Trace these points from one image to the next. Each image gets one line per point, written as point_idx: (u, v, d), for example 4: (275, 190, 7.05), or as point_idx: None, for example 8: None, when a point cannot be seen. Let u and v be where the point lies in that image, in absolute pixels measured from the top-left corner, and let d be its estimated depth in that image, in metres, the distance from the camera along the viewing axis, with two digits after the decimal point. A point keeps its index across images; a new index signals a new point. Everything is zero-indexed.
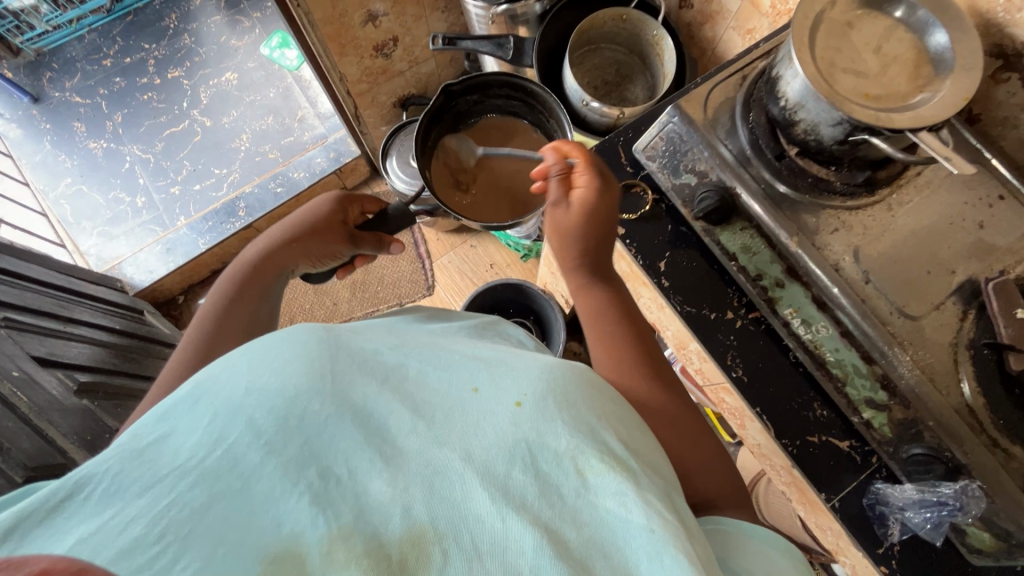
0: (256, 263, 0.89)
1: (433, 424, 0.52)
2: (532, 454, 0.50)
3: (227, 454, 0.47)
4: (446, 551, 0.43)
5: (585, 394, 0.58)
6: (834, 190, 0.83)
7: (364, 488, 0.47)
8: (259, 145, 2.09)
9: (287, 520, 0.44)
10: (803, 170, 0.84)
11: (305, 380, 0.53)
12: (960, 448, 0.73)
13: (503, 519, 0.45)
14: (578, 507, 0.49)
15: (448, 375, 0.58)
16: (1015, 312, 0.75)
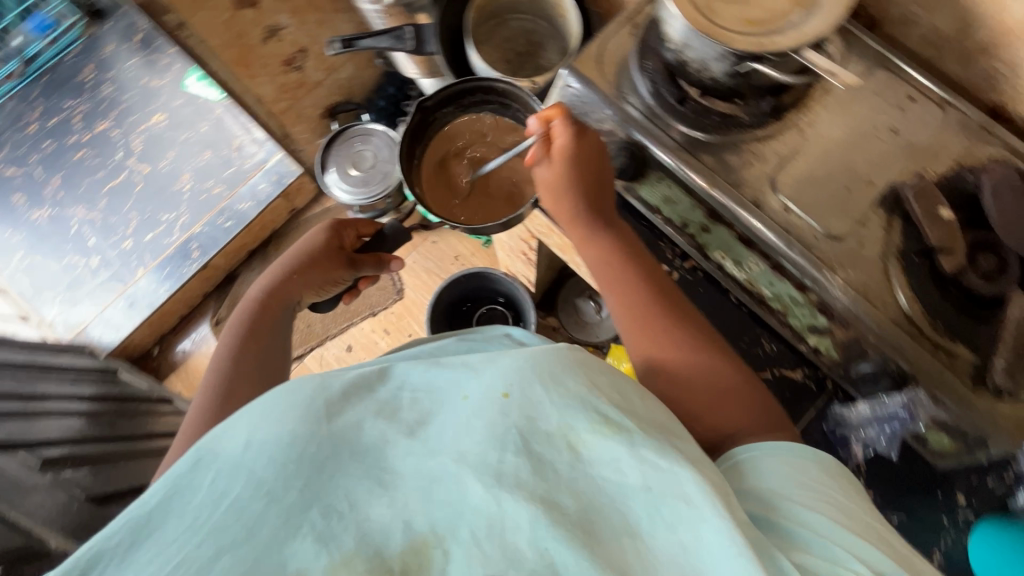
0: (264, 298, 0.94)
1: (428, 442, 0.51)
2: (526, 441, 0.49)
3: (233, 508, 0.47)
4: (447, 550, 0.45)
5: (575, 371, 0.54)
6: (742, 124, 0.81)
7: (366, 514, 0.47)
8: (202, 183, 2.06)
9: (294, 557, 0.44)
10: (707, 110, 0.82)
11: (304, 423, 0.52)
12: (904, 358, 0.73)
13: (501, 508, 0.46)
14: (576, 482, 0.48)
15: (444, 382, 0.56)
16: (937, 213, 0.73)
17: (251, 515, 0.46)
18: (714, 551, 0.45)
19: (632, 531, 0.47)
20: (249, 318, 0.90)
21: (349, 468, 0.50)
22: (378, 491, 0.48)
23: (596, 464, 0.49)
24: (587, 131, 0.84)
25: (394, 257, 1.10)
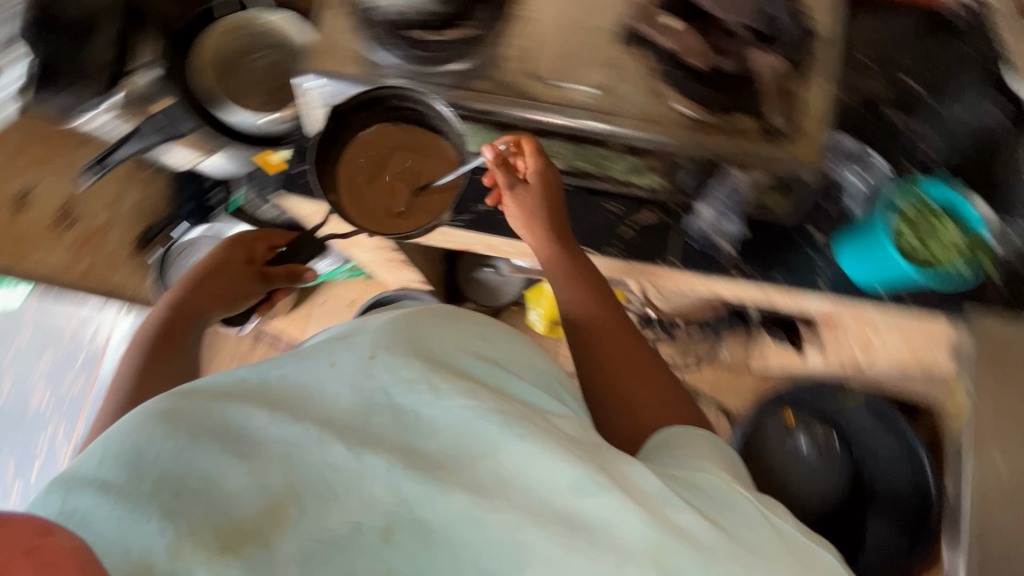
0: (164, 317, 0.88)
1: (295, 409, 0.49)
2: (389, 396, 0.49)
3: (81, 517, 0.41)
4: (302, 508, 0.43)
5: (437, 326, 0.58)
6: (487, 39, 0.85)
7: (223, 485, 0.44)
8: (64, 390, 1.55)
9: (138, 546, 0.40)
10: (453, 41, 0.86)
11: (186, 419, 0.47)
12: (705, 150, 0.81)
13: (358, 459, 0.45)
14: (432, 420, 0.48)
15: (299, 364, 0.53)
16: (660, 23, 0.82)
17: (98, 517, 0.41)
18: (545, 464, 0.46)
19: (482, 454, 0.47)
20: (140, 348, 0.85)
21: (209, 446, 0.45)
22: (232, 460, 0.45)
23: (438, 401, 0.49)
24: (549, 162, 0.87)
25: (310, 268, 0.97)
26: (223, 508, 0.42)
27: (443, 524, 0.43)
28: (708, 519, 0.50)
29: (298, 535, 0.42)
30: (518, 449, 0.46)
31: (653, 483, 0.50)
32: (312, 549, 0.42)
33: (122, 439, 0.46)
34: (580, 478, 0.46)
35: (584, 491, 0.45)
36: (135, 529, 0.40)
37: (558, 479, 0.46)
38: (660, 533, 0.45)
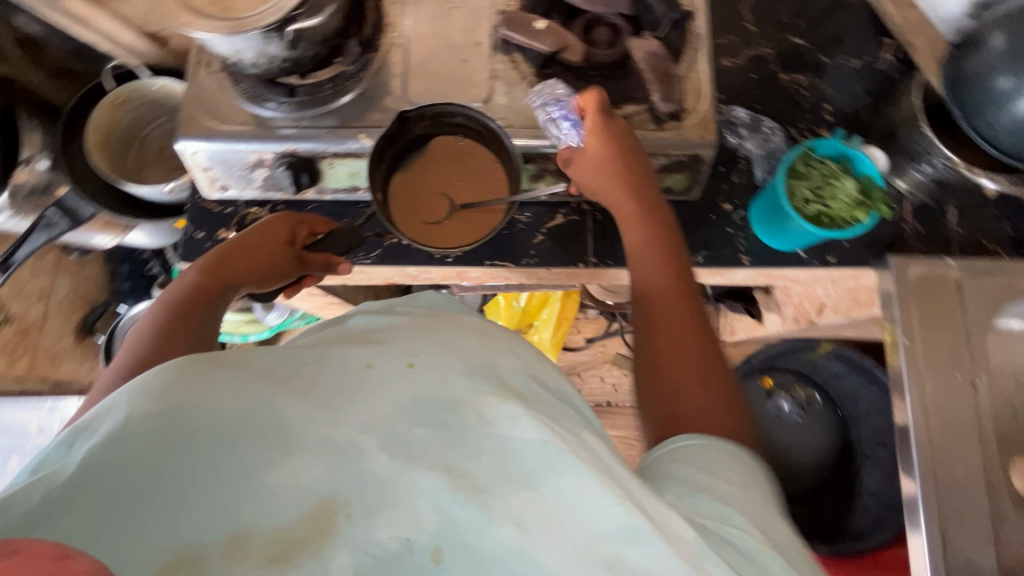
0: (301, 221, 0.67)
1: (324, 411, 0.39)
2: (433, 405, 0.39)
3: (112, 484, 0.34)
4: (351, 518, 0.35)
5: (473, 332, 0.46)
6: (751, 78, 0.74)
7: (268, 481, 0.36)
8: None
9: (224, 493, 0.35)
10: (724, 70, 0.74)
11: (188, 389, 0.38)
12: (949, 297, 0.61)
13: (404, 473, 0.36)
14: (478, 442, 0.38)
15: (330, 356, 0.43)
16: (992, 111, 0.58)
17: (131, 492, 0.34)
18: (597, 502, 0.35)
19: (533, 485, 0.36)
20: (254, 234, 0.64)
21: (251, 441, 0.37)
22: (276, 459, 0.37)
23: (496, 425, 0.38)
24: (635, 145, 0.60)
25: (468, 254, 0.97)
26: (265, 511, 0.35)
27: (494, 558, 0.34)
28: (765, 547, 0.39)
29: (351, 546, 0.34)
30: (569, 469, 0.36)
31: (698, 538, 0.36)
32: (361, 563, 0.34)
33: (150, 398, 0.37)
34: (623, 522, 0.34)
35: (625, 539, 0.34)
36: (185, 519, 0.34)
37: (600, 521, 0.35)
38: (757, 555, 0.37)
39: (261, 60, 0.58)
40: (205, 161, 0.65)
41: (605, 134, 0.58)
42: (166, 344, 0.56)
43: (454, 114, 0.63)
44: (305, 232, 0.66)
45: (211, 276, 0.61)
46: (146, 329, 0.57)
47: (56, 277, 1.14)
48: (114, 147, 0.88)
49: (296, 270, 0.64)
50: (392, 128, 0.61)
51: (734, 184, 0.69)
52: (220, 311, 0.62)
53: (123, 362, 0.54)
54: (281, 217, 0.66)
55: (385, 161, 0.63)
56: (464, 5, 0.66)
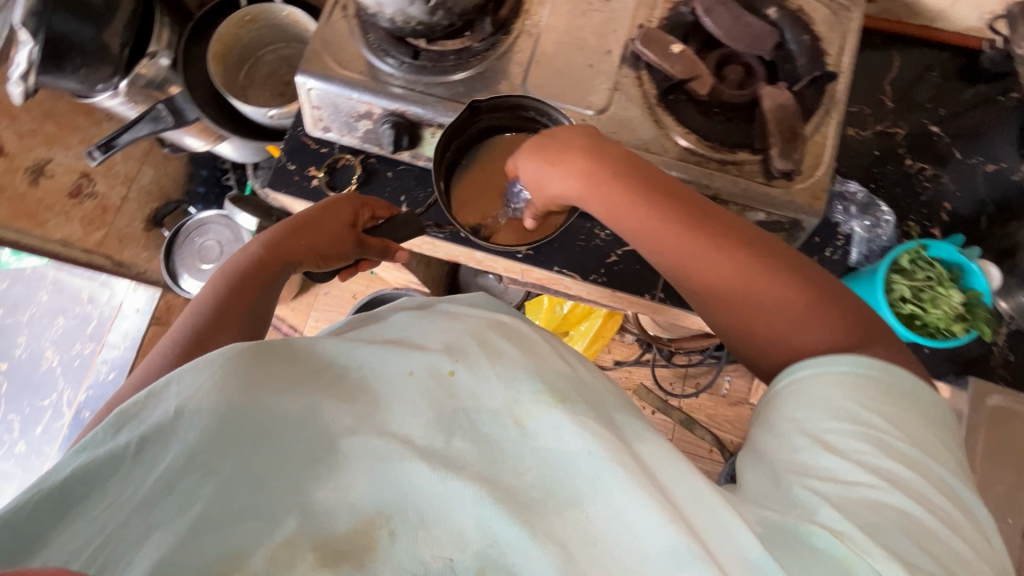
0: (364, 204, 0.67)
1: (369, 416, 0.42)
2: (472, 420, 0.43)
3: (163, 480, 0.36)
4: (394, 534, 0.36)
5: (509, 340, 0.50)
6: (874, 159, 0.70)
7: (314, 496, 0.38)
8: None
9: (275, 500, 0.37)
10: (849, 141, 0.71)
11: (240, 386, 0.40)
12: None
13: (447, 487, 0.38)
14: (519, 459, 0.40)
15: (376, 356, 0.47)
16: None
17: (180, 490, 0.36)
18: (648, 517, 0.36)
19: (575, 503, 0.38)
20: (314, 212, 0.63)
21: (297, 445, 0.40)
22: (322, 475, 0.39)
23: (537, 436, 0.41)
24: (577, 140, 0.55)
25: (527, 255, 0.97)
26: (310, 524, 0.36)
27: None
28: (869, 533, 0.36)
29: (394, 566, 0.35)
30: (617, 484, 0.37)
31: (763, 553, 0.35)
32: None
33: (209, 394, 0.39)
34: (677, 544, 0.35)
35: (677, 564, 0.34)
36: (230, 526, 0.35)
37: (648, 548, 0.35)
38: (846, 552, 0.35)
39: (398, 18, 0.59)
40: (317, 100, 0.66)
41: (546, 158, 0.55)
42: (227, 316, 0.56)
43: (527, 107, 0.63)
44: (367, 215, 0.66)
45: (273, 252, 0.61)
46: (206, 300, 0.57)
47: (143, 166, 1.20)
48: (231, 63, 0.91)
49: (356, 253, 0.64)
50: (464, 118, 0.61)
51: (827, 259, 0.63)
52: (277, 287, 0.62)
53: (182, 332, 0.54)
54: (346, 197, 0.66)
55: (453, 145, 0.64)
56: (604, 9, 0.65)
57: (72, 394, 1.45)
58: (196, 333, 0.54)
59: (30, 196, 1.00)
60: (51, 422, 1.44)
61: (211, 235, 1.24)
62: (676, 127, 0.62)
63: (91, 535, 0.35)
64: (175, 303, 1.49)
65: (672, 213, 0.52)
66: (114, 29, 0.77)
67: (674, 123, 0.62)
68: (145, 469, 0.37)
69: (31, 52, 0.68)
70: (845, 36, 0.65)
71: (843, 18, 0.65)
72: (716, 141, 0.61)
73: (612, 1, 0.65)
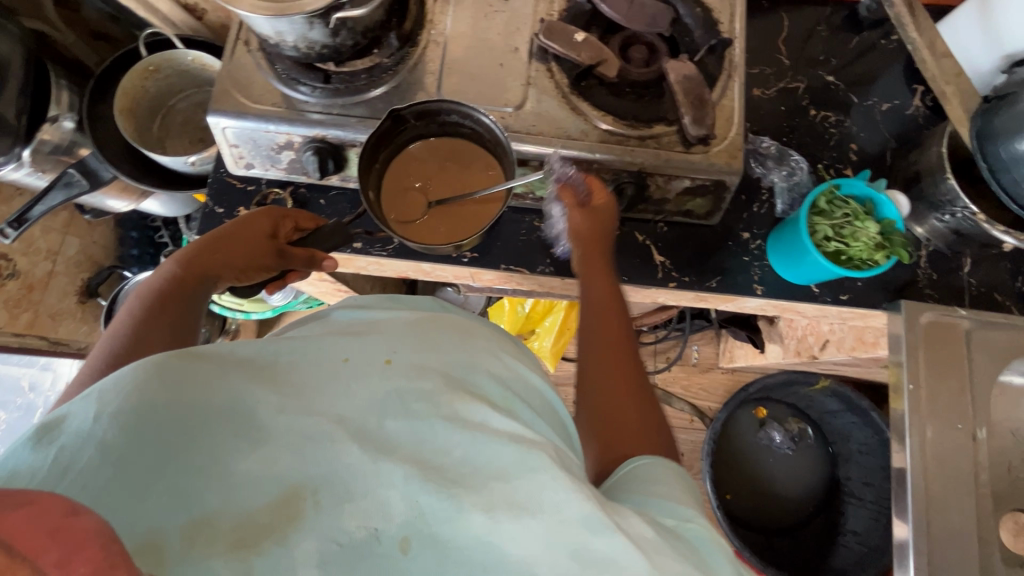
0: (286, 215, 0.67)
1: (302, 399, 0.41)
2: (404, 401, 0.41)
3: (78, 478, 0.34)
4: (320, 505, 0.36)
5: (450, 334, 0.50)
6: (779, 111, 0.74)
7: (237, 471, 0.37)
8: None
9: (204, 487, 0.36)
10: (757, 101, 0.75)
11: (167, 386, 0.39)
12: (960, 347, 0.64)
13: (376, 465, 0.37)
14: (451, 433, 0.40)
15: (309, 352, 0.45)
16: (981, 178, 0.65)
17: (94, 484, 0.34)
18: (555, 496, 0.36)
19: (505, 477, 0.37)
20: (233, 226, 0.63)
21: (219, 428, 0.38)
22: (245, 449, 0.38)
23: (468, 413, 0.41)
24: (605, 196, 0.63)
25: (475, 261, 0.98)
26: (232, 499, 0.35)
27: (462, 545, 0.35)
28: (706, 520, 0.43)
29: (318, 534, 0.35)
30: (536, 461, 0.38)
31: (652, 530, 0.38)
32: (326, 552, 0.34)
33: (133, 387, 0.38)
34: (589, 514, 0.35)
35: (593, 529, 0.35)
36: (147, 506, 0.34)
37: (564, 513, 0.36)
38: (698, 523, 0.41)
39: (301, 44, 0.59)
40: (235, 138, 0.65)
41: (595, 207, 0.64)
42: (152, 333, 0.54)
43: (449, 112, 0.62)
44: (290, 226, 0.66)
45: (190, 269, 0.60)
46: (126, 322, 0.54)
47: (67, 237, 1.14)
48: (140, 113, 0.89)
49: (277, 262, 0.64)
50: (385, 126, 0.60)
51: (754, 214, 0.69)
52: (203, 301, 0.60)
53: (102, 356, 0.51)
54: (265, 210, 0.66)
55: (381, 154, 0.62)
56: (505, 10, 0.66)
57: None
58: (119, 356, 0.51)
59: None
60: None
61: None
62: (592, 110, 0.63)
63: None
64: None
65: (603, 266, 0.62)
66: (6, 97, 0.73)
67: (590, 107, 0.64)
68: (55, 468, 0.34)
69: None
70: (732, 4, 0.68)
71: None
72: (631, 118, 0.64)
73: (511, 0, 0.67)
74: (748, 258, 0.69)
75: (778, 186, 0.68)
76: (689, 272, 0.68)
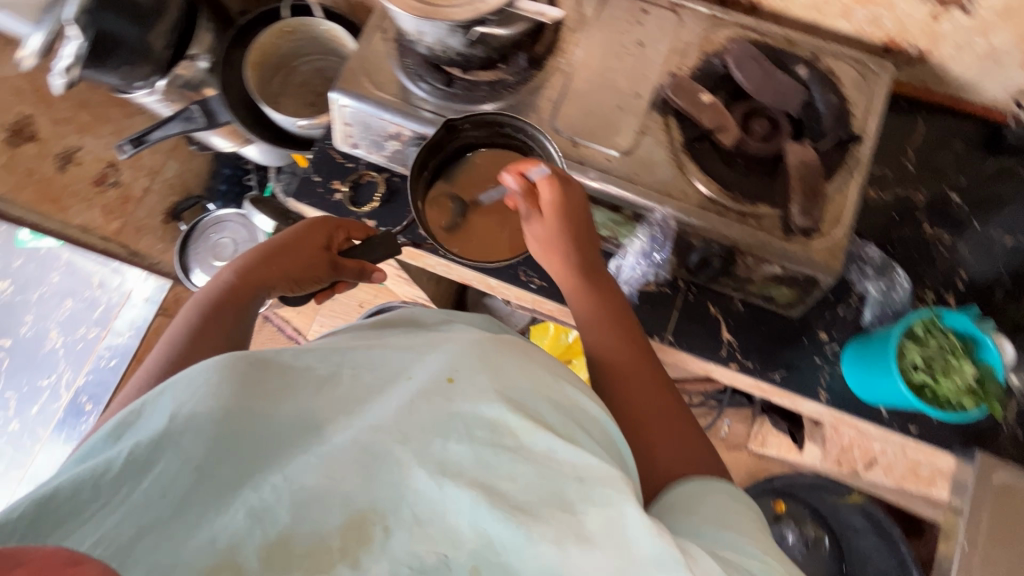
0: (335, 226, 0.68)
1: (367, 416, 0.43)
2: (467, 423, 0.43)
3: (158, 484, 0.37)
4: (389, 530, 0.38)
5: (509, 351, 0.50)
6: (891, 218, 0.71)
7: (304, 485, 0.39)
8: None
9: (279, 491, 0.38)
10: (870, 203, 0.72)
11: (237, 394, 0.42)
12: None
13: (443, 491, 0.39)
14: (516, 464, 0.41)
15: (373, 364, 0.47)
16: None
17: (175, 491, 0.37)
18: (642, 531, 0.39)
19: (570, 509, 0.40)
20: (285, 237, 0.65)
21: (287, 446, 0.41)
22: (312, 467, 0.40)
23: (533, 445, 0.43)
24: (573, 179, 0.59)
25: None
26: (301, 515, 0.37)
27: None
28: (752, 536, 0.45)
29: (391, 560, 0.37)
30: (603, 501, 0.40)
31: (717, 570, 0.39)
32: None
33: (202, 397, 0.41)
34: (661, 552, 0.38)
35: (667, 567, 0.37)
36: (221, 518, 0.36)
37: (637, 552, 0.38)
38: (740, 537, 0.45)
39: (436, 46, 0.60)
40: (349, 117, 0.68)
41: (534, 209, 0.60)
42: (206, 336, 0.56)
43: (504, 124, 0.65)
44: (342, 237, 0.68)
45: (243, 279, 0.62)
46: (183, 325, 0.57)
47: (169, 160, 1.22)
48: (267, 70, 0.94)
49: (327, 276, 0.66)
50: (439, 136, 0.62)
51: (838, 317, 0.66)
52: (254, 311, 0.63)
53: (159, 361, 0.53)
54: (323, 221, 0.68)
55: (434, 159, 0.66)
56: (637, 54, 0.66)
57: (71, 377, 1.47)
58: (171, 358, 0.54)
59: (56, 181, 1.02)
60: (47, 403, 1.45)
61: (227, 233, 1.27)
62: (698, 174, 0.62)
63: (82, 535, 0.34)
64: (184, 294, 1.51)
65: (583, 274, 0.62)
66: (159, 29, 0.79)
67: (697, 170, 0.62)
68: (132, 467, 0.37)
69: (79, 46, 0.70)
70: (872, 99, 0.65)
71: (873, 83, 0.66)
72: (736, 191, 0.62)
73: (646, 46, 0.66)
74: (822, 361, 0.65)
75: (873, 296, 0.65)
76: (754, 358, 0.66)
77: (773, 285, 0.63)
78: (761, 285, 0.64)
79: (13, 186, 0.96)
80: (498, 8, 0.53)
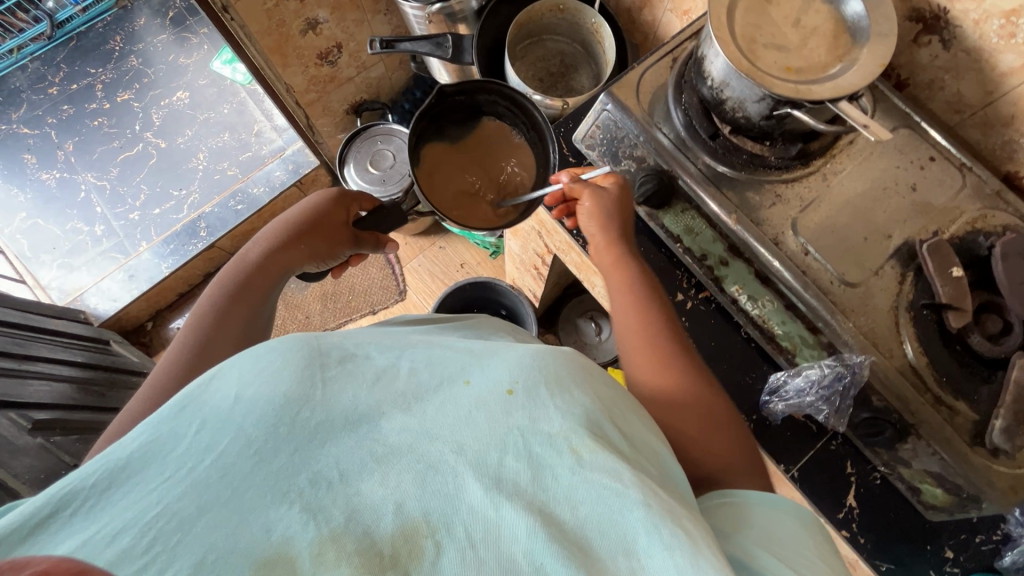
0: (340, 203, 0.78)
1: (428, 419, 0.38)
2: (525, 443, 0.37)
3: (219, 464, 0.34)
4: (440, 547, 0.33)
5: (581, 377, 0.43)
6: None
7: (358, 490, 0.34)
8: None
9: (337, 475, 0.35)
10: None
11: (297, 374, 0.39)
12: None
13: (498, 512, 0.34)
14: (571, 494, 0.36)
15: (428, 362, 0.43)
16: None
17: (233, 474, 0.33)
18: None
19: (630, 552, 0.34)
20: (302, 216, 0.74)
21: (342, 434, 0.37)
22: (369, 466, 0.35)
23: (593, 474, 0.36)
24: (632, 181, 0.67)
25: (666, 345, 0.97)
26: (357, 518, 0.33)
27: None
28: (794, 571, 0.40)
29: None
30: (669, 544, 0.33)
31: None
32: None
33: (257, 376, 0.38)
34: None
35: None
36: (278, 504, 0.33)
37: None
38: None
39: (731, 103, 0.61)
40: (601, 122, 0.71)
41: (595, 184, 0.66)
42: (235, 306, 0.64)
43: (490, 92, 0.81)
44: (353, 209, 0.80)
45: (275, 255, 0.70)
46: (207, 309, 0.63)
47: (380, 62, 1.28)
48: (520, 34, 0.97)
49: (349, 248, 0.78)
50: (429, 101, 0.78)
51: (973, 543, 0.61)
52: (280, 285, 0.71)
53: (185, 345, 0.59)
54: (338, 197, 0.78)
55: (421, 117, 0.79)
56: (907, 195, 0.63)
57: (199, 200, 1.56)
58: (201, 337, 0.60)
59: (292, 41, 1.08)
60: (169, 212, 1.56)
61: (391, 146, 1.31)
62: (912, 341, 0.59)
63: (142, 512, 0.31)
64: (322, 177, 1.59)
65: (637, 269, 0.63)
66: None
67: (911, 336, 0.59)
68: (195, 443, 0.34)
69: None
70: None
71: None
72: (942, 376, 0.58)
73: (919, 192, 0.63)
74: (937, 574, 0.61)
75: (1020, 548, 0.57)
76: (869, 537, 0.63)
77: (929, 482, 0.59)
78: (917, 474, 0.60)
79: (261, 30, 1.01)
80: (821, 101, 0.53)
